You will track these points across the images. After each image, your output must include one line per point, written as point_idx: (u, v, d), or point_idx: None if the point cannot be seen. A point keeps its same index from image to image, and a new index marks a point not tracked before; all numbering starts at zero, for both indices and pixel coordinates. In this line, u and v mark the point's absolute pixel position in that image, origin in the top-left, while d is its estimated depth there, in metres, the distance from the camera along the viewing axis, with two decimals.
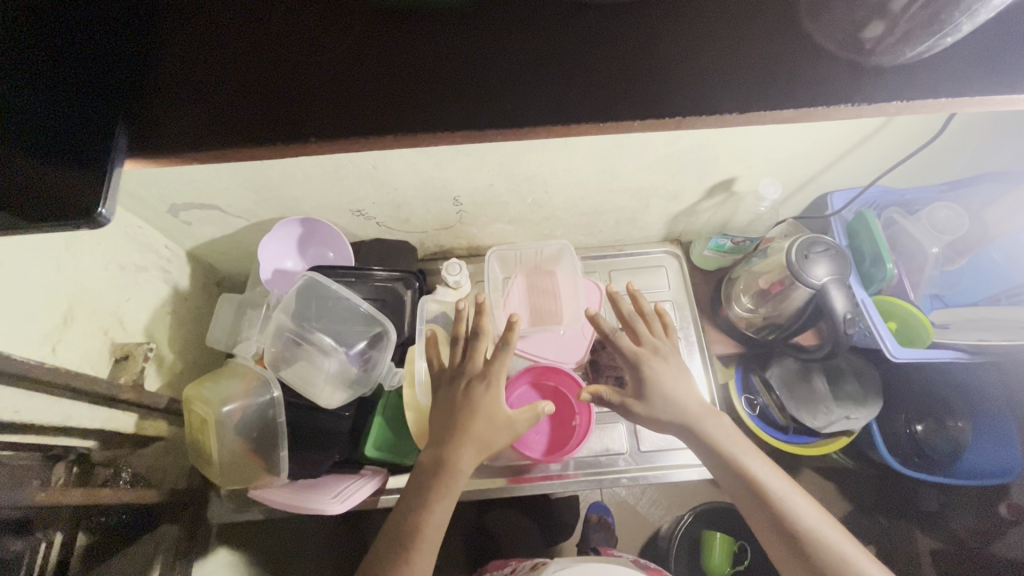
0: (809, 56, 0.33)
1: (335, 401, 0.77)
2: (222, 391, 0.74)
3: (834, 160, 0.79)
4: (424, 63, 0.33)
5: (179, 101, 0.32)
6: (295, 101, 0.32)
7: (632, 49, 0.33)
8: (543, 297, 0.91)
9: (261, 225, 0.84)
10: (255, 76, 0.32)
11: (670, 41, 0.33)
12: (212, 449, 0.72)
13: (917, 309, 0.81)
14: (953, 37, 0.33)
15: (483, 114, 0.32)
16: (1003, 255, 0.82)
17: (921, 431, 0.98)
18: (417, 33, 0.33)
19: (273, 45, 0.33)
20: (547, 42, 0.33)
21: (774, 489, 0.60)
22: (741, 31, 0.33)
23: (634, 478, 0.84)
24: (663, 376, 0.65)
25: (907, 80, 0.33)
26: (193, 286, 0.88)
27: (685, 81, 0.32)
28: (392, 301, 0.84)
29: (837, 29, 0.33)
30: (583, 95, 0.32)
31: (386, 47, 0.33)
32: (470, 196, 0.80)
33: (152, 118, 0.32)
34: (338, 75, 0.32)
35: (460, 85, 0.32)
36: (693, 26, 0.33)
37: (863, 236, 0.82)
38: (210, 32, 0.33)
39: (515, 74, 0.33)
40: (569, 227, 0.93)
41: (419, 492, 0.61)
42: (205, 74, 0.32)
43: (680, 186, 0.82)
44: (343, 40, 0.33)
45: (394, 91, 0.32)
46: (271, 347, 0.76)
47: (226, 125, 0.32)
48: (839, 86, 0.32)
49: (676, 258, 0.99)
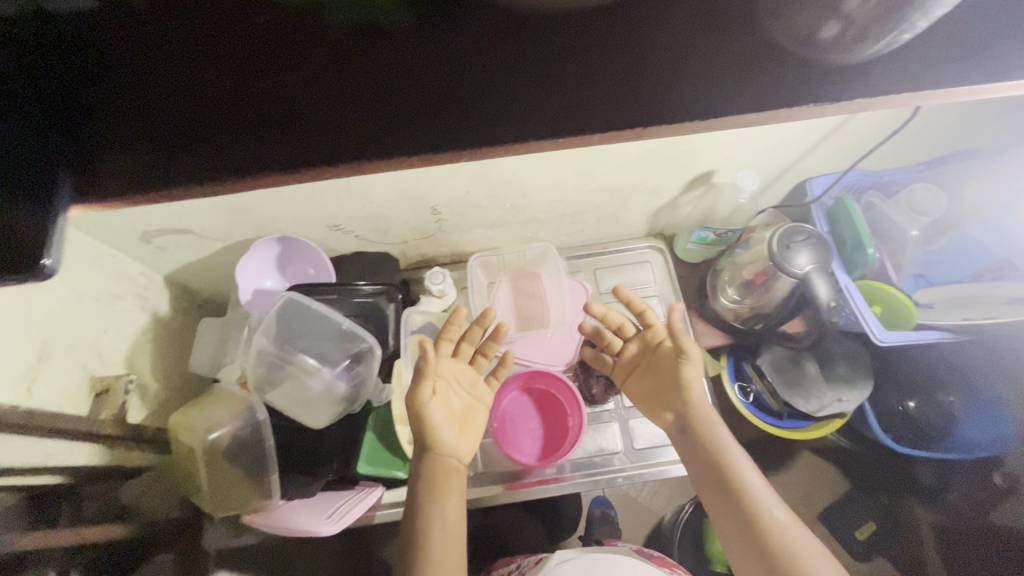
0: (765, 56, 0.32)
1: (322, 421, 0.75)
2: (208, 418, 0.74)
3: (810, 149, 0.78)
4: (386, 74, 0.32)
5: (162, 137, 0.31)
6: (285, 132, 0.31)
7: (593, 56, 0.32)
8: (528, 301, 0.92)
9: (237, 245, 0.83)
10: (215, 107, 0.32)
11: (627, 43, 0.32)
12: (202, 475, 0.72)
13: (901, 293, 0.80)
14: (909, 34, 0.32)
15: (473, 133, 0.32)
16: (983, 232, 0.83)
17: (913, 408, 1.01)
18: (377, 47, 0.32)
19: (248, 71, 0.32)
20: (502, 49, 0.32)
21: (735, 467, 0.61)
22: (695, 36, 0.33)
23: (631, 477, 0.84)
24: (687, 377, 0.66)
25: (865, 77, 0.32)
26: (174, 310, 0.87)
27: (638, 92, 0.32)
28: (375, 316, 0.81)
29: (795, 26, 0.33)
30: (544, 108, 0.32)
31: (347, 65, 0.32)
32: (448, 204, 0.79)
33: (134, 157, 0.31)
34: (311, 99, 0.32)
35: (427, 99, 0.32)
36: (646, 31, 0.33)
37: (844, 222, 0.82)
38: (163, 65, 0.32)
39: (471, 84, 0.32)
40: (551, 229, 0.92)
41: (426, 487, 0.63)
42: (158, 111, 0.31)
43: (659, 182, 0.82)
44: (305, 58, 0.32)
45: (366, 110, 0.32)
46: (255, 369, 0.73)
47: (210, 157, 0.31)
48: (796, 87, 0.32)
49: (660, 253, 0.98)
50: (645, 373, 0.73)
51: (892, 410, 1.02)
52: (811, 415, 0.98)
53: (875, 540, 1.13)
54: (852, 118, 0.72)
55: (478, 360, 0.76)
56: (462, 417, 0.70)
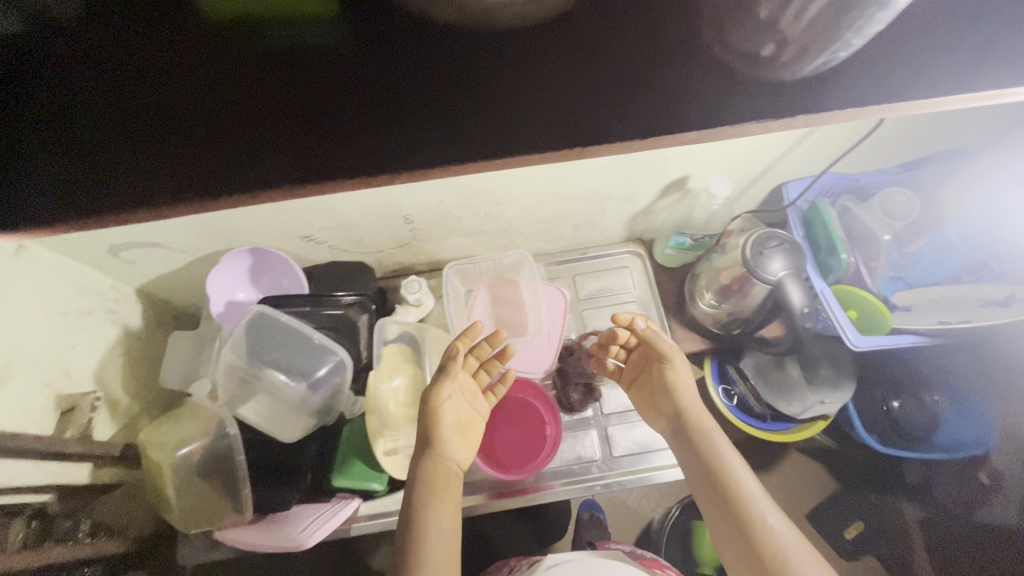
0: (700, 74, 0.33)
1: (295, 434, 0.75)
2: (182, 431, 0.73)
3: (781, 156, 0.78)
4: (340, 103, 0.33)
5: (174, 155, 0.32)
6: (248, 157, 0.32)
7: (536, 78, 0.33)
8: (505, 309, 0.91)
9: (208, 257, 0.81)
10: (168, 135, 0.32)
11: (565, 63, 0.33)
12: (171, 492, 0.71)
13: (875, 298, 0.79)
14: (845, 51, 0.32)
15: (431, 154, 0.33)
16: (958, 235, 0.83)
17: (898, 407, 1.02)
18: (333, 78, 0.33)
19: (203, 101, 0.33)
20: (449, 72, 0.34)
21: (731, 473, 0.61)
22: (632, 54, 0.33)
23: (610, 484, 0.84)
24: (679, 383, 0.71)
25: (805, 94, 0.32)
26: (145, 323, 0.86)
27: (577, 112, 0.33)
28: (347, 327, 0.81)
29: (734, 41, 0.33)
30: (488, 129, 0.33)
31: (302, 95, 0.33)
32: (420, 214, 0.79)
33: (107, 177, 0.32)
34: (266, 129, 0.33)
35: (379, 126, 0.33)
36: (585, 51, 0.34)
37: (819, 225, 0.81)
38: (123, 96, 0.33)
39: (419, 107, 0.33)
40: (528, 236, 0.92)
41: (424, 489, 0.63)
42: (115, 141, 0.32)
43: (634, 188, 0.81)
44: (261, 90, 0.33)
45: (319, 138, 0.33)
46: (225, 384, 0.73)
47: (220, 174, 0.32)
48: (737, 103, 0.32)
49: (639, 258, 0.98)
50: (644, 383, 0.77)
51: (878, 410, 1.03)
52: (794, 417, 0.99)
53: (863, 540, 1.13)
54: (814, 131, 0.73)
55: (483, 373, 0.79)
56: (463, 426, 0.72)
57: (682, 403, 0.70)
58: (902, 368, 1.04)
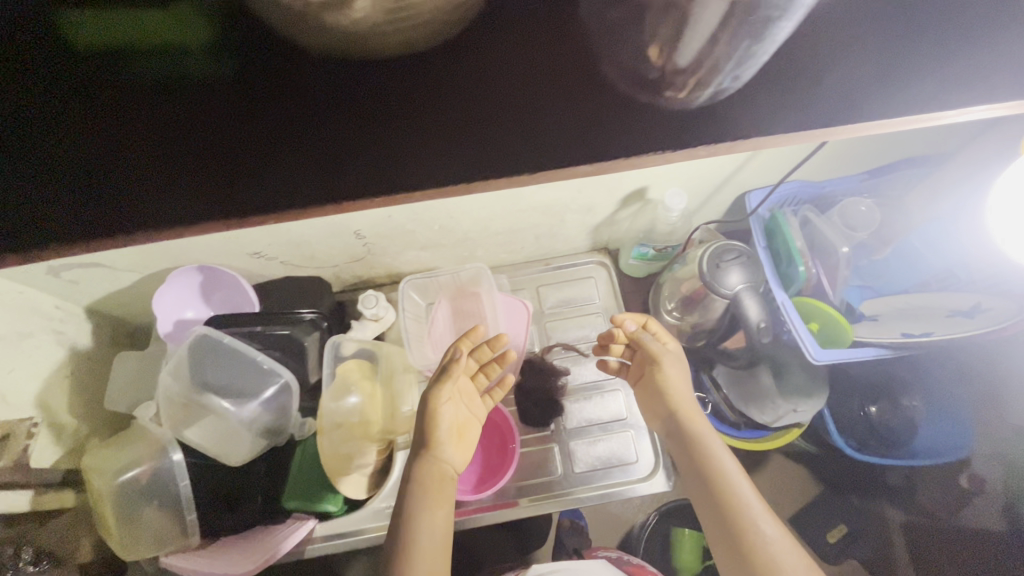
0: (608, 98, 0.33)
1: (240, 457, 0.72)
2: (126, 456, 0.72)
3: (736, 169, 0.76)
4: (289, 123, 0.32)
5: (110, 183, 0.32)
6: (207, 183, 0.32)
7: (481, 95, 0.32)
8: (466, 322, 0.89)
9: (156, 275, 0.79)
10: (120, 163, 0.32)
11: (498, 80, 0.32)
12: (110, 520, 0.70)
13: (834, 312, 0.77)
14: (731, 85, 0.32)
15: (398, 175, 0.32)
16: (923, 243, 0.83)
17: (875, 413, 1.00)
18: (275, 96, 0.32)
19: (146, 127, 0.32)
20: (390, 89, 0.32)
21: (725, 475, 0.63)
22: (551, 71, 0.33)
23: (568, 502, 0.83)
24: (671, 379, 0.72)
25: (691, 126, 0.33)
26: (96, 342, 0.84)
27: (532, 131, 0.32)
28: (294, 348, 0.79)
29: (625, 62, 0.33)
30: (449, 147, 0.32)
31: (250, 116, 0.32)
32: (371, 228, 0.77)
33: (59, 210, 0.31)
34: (219, 152, 0.32)
35: (337, 146, 0.32)
36: (513, 68, 0.33)
37: (778, 236, 0.78)
38: (53, 123, 0.31)
39: (372, 128, 0.32)
40: (488, 247, 0.89)
41: (418, 491, 0.65)
42: (59, 170, 0.31)
43: (592, 199, 0.79)
44: (202, 111, 0.32)
45: (279, 158, 0.32)
46: (168, 408, 0.71)
47: (190, 202, 0.32)
48: (654, 128, 0.33)
49: (605, 268, 0.96)
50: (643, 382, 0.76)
51: (854, 414, 1.01)
52: (767, 426, 0.97)
53: (845, 542, 1.05)
54: (758, 153, 0.73)
55: (481, 377, 0.79)
56: (461, 429, 0.73)
57: (672, 402, 0.71)
58: (875, 373, 1.03)
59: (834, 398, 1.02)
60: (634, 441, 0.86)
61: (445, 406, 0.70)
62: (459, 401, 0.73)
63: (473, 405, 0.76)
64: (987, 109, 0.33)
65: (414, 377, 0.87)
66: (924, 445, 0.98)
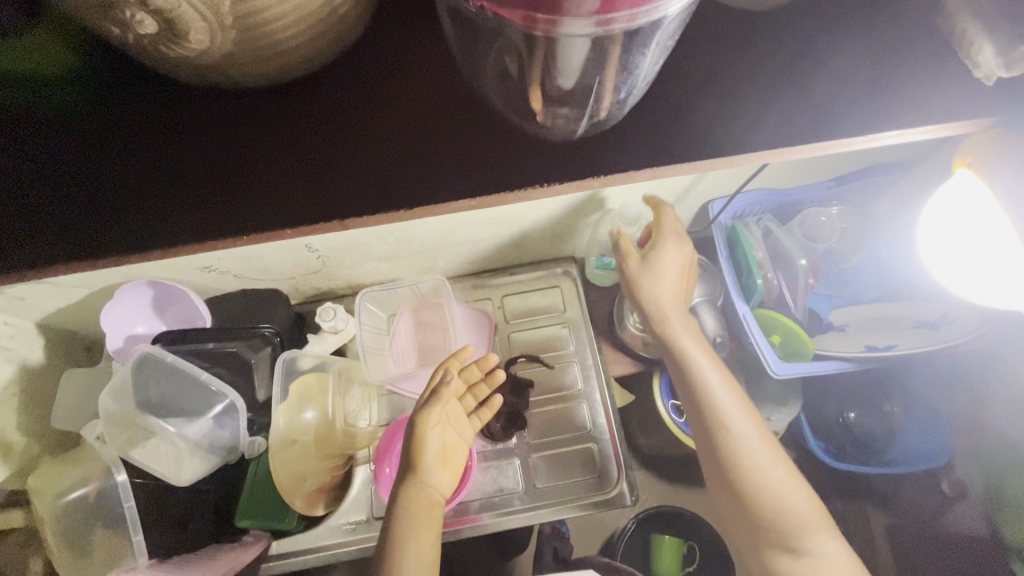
0: (535, 144, 0.43)
1: (185, 476, 0.71)
2: (71, 477, 0.71)
3: (694, 180, 0.75)
4: (307, 156, 0.42)
5: (173, 194, 0.42)
6: (245, 198, 0.42)
7: (452, 136, 0.43)
8: (430, 333, 0.89)
9: (105, 291, 0.78)
10: (182, 178, 0.42)
11: (462, 127, 0.43)
12: (49, 543, 0.68)
13: (794, 324, 0.75)
14: (616, 114, 0.42)
15: (387, 195, 0.42)
16: (889, 252, 0.81)
17: (854, 419, 0.98)
18: (300, 137, 0.43)
19: (206, 154, 0.43)
20: (382, 133, 0.43)
21: (724, 408, 0.65)
22: (499, 122, 0.44)
23: (526, 516, 0.82)
24: (647, 280, 0.68)
25: (587, 151, 0.44)
26: (49, 357, 0.81)
27: (488, 161, 0.43)
28: (243, 366, 0.77)
29: (519, 107, 0.42)
30: (428, 175, 0.42)
31: (281, 148, 0.43)
32: (322, 242, 0.75)
33: (139, 215, 0.42)
34: (256, 174, 0.42)
35: (342, 171, 0.42)
36: (473, 120, 0.44)
37: (738, 246, 0.76)
38: (145, 150, 0.43)
39: (368, 160, 0.42)
40: (449, 258, 0.88)
41: (405, 519, 0.63)
42: (142, 183, 0.42)
43: (549, 209, 0.77)
44: (248, 144, 0.43)
45: (297, 178, 0.42)
46: (112, 428, 0.69)
47: (232, 210, 0.42)
48: (570, 168, 0.43)
49: (572, 276, 0.94)
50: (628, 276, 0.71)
51: (833, 420, 0.99)
52: None
53: None
54: (705, 174, 0.73)
55: (467, 399, 0.76)
56: (449, 453, 0.71)
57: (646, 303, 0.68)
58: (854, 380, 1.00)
59: (813, 405, 1.00)
60: (597, 456, 0.84)
61: (432, 432, 0.69)
62: (447, 425, 0.71)
63: (461, 427, 0.74)
64: (898, 133, 0.43)
65: (375, 391, 0.87)
66: (904, 452, 0.96)
